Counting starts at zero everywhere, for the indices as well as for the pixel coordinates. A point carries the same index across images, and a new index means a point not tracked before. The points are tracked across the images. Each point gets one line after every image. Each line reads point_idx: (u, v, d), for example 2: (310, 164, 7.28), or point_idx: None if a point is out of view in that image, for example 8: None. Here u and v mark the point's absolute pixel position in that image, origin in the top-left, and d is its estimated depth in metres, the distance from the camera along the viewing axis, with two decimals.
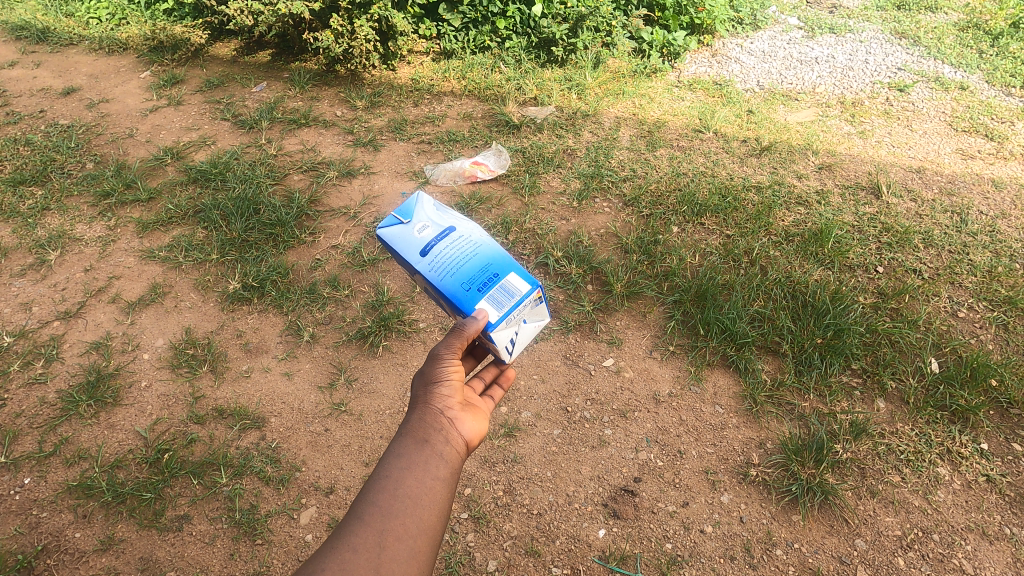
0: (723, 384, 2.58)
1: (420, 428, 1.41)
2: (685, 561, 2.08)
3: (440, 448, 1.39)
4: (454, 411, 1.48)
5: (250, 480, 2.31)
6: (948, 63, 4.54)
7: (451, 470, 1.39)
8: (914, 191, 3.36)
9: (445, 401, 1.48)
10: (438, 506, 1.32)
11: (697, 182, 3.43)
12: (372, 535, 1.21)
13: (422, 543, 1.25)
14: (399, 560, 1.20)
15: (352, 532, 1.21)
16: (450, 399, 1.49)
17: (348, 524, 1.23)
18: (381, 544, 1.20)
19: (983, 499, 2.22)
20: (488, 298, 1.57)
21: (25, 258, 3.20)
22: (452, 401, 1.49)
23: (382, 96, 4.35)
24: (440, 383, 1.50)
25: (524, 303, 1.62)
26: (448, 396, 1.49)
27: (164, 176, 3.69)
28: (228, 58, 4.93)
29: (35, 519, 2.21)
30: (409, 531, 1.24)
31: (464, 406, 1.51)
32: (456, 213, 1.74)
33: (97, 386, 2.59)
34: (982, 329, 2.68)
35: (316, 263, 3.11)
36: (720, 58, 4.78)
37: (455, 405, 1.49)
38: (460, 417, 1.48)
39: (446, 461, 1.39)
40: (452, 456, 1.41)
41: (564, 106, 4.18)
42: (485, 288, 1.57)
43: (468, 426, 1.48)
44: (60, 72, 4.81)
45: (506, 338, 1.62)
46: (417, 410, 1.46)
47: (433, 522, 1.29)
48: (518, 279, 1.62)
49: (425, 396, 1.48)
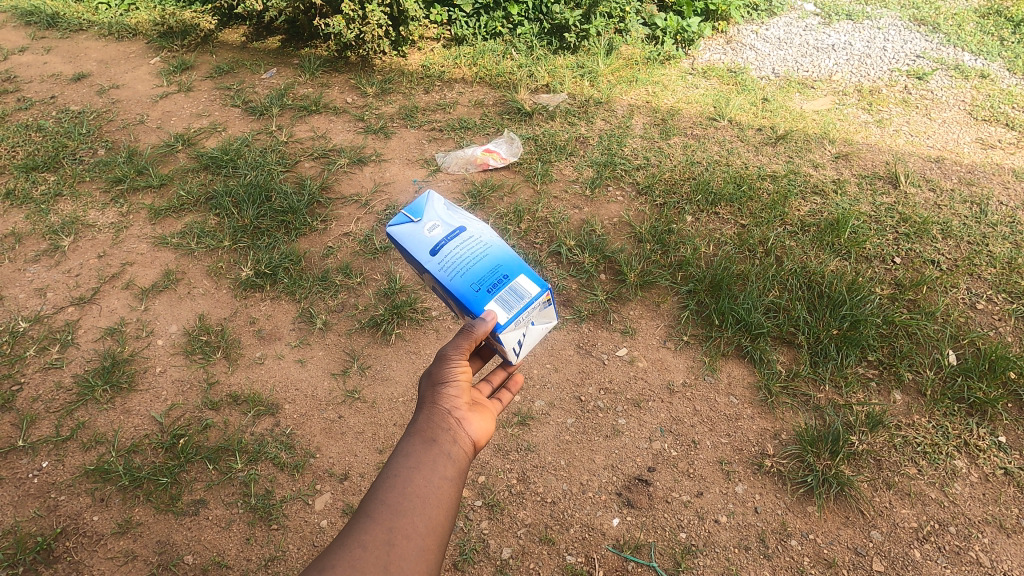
0: (737, 375, 2.57)
1: (428, 429, 1.41)
2: (699, 550, 2.08)
3: (447, 448, 1.38)
4: (461, 412, 1.46)
5: (265, 465, 2.32)
6: (968, 50, 4.46)
7: (459, 470, 1.37)
8: (933, 181, 3.32)
9: (452, 401, 1.46)
10: (447, 505, 1.30)
11: (712, 171, 3.40)
12: (381, 532, 1.20)
13: (431, 540, 1.24)
14: (409, 557, 1.20)
15: (361, 531, 1.20)
16: (458, 399, 1.47)
17: (358, 522, 1.23)
18: (390, 541, 1.20)
19: (1001, 492, 2.21)
20: (497, 299, 1.56)
21: (38, 244, 3.20)
22: (459, 400, 1.47)
23: (393, 82, 4.32)
24: (446, 384, 1.48)
25: (532, 305, 1.62)
26: (456, 396, 1.47)
27: (175, 162, 3.69)
28: (237, 44, 4.90)
29: (54, 502, 2.24)
30: (418, 528, 1.24)
31: (471, 406, 1.49)
32: (466, 214, 1.74)
33: (113, 371, 2.60)
34: (1001, 322, 2.65)
35: (328, 250, 3.10)
36: (735, 45, 4.73)
37: (462, 405, 1.47)
38: (468, 417, 1.46)
39: (454, 461, 1.37)
40: (460, 456, 1.39)
41: (576, 93, 4.15)
42: (495, 288, 1.56)
43: (475, 426, 1.46)
44: (71, 58, 4.80)
45: (514, 339, 1.60)
46: (425, 410, 1.45)
47: (442, 520, 1.28)
48: (527, 282, 1.62)
49: (433, 396, 1.47)
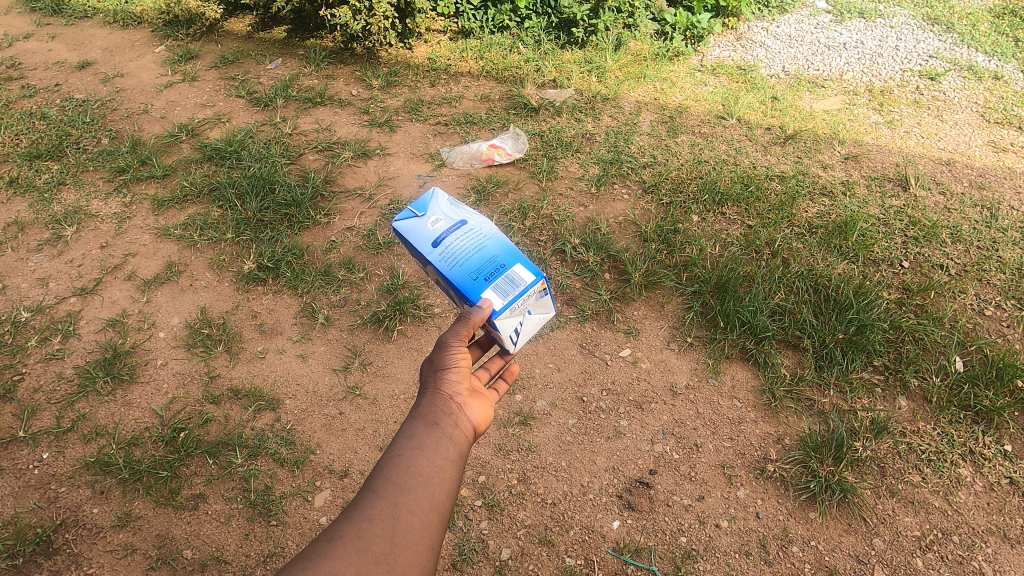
0: (741, 377, 2.55)
1: (431, 412, 1.39)
2: (699, 555, 2.07)
3: (449, 431, 1.36)
4: (462, 397, 1.44)
5: (264, 461, 2.32)
6: (981, 51, 4.41)
7: (460, 453, 1.36)
8: (943, 185, 3.28)
9: (454, 386, 1.45)
10: (449, 485, 1.29)
11: (720, 170, 3.37)
12: (387, 507, 1.19)
13: (435, 517, 1.22)
14: (414, 532, 1.18)
15: (367, 505, 1.18)
16: (459, 384, 1.46)
17: (363, 497, 1.21)
18: (396, 516, 1.18)
19: (1006, 501, 2.19)
20: (494, 287, 1.53)
21: (41, 233, 3.19)
22: (460, 386, 1.46)
23: (398, 75, 4.28)
24: (447, 369, 1.47)
25: (528, 293, 1.59)
26: (457, 382, 1.46)
27: (179, 153, 3.67)
28: (242, 34, 4.87)
29: (54, 494, 2.23)
30: (421, 505, 1.22)
31: (471, 392, 1.47)
32: (470, 209, 1.73)
33: (114, 363, 2.59)
34: (1009, 328, 2.63)
35: (331, 245, 3.08)
36: (745, 42, 4.68)
37: (463, 390, 1.46)
38: (469, 402, 1.44)
39: (456, 443, 1.36)
40: (461, 439, 1.38)
41: (583, 89, 4.11)
42: (492, 277, 1.54)
43: (476, 411, 1.45)
44: (76, 45, 4.77)
45: (510, 326, 1.58)
46: (427, 395, 1.43)
47: (444, 499, 1.26)
48: (523, 270, 1.59)
49: (435, 381, 1.45)
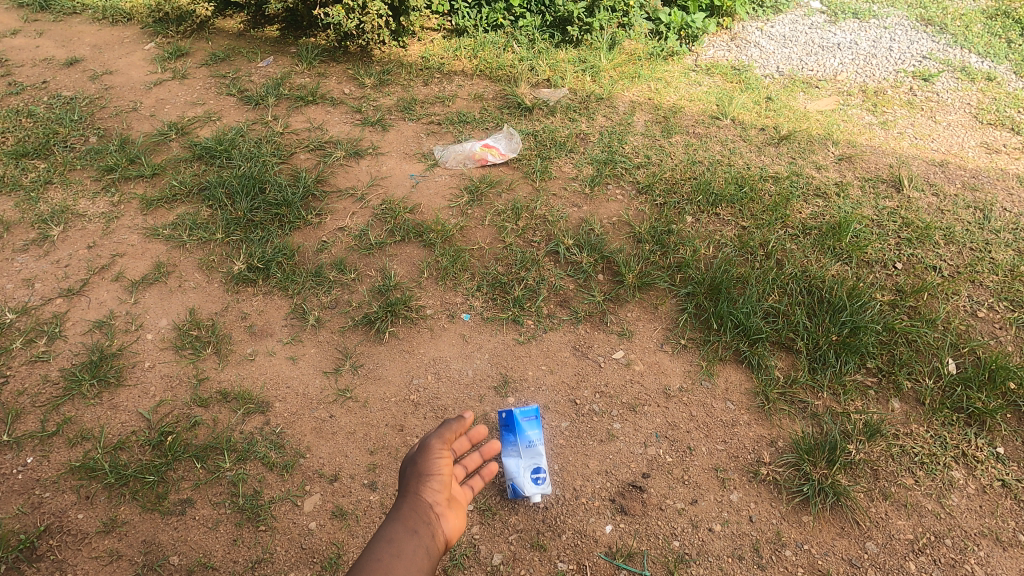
0: (734, 380, 2.54)
1: (412, 515, 1.66)
2: (693, 560, 2.06)
3: (426, 536, 1.62)
4: (439, 507, 1.72)
5: (254, 465, 2.29)
6: (975, 52, 4.41)
7: (436, 555, 1.62)
8: (936, 186, 3.28)
9: (433, 496, 1.73)
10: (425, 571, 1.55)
11: (713, 171, 3.36)
12: None
13: None
14: None
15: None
16: (438, 494, 1.74)
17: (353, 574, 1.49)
18: None
19: (998, 504, 2.19)
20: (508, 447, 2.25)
21: (27, 233, 3.14)
22: (438, 496, 1.73)
23: (391, 74, 4.25)
24: (429, 476, 1.76)
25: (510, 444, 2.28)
26: (436, 492, 1.74)
27: (168, 151, 3.63)
28: (234, 31, 4.82)
29: (38, 499, 2.19)
30: None
31: (448, 503, 1.75)
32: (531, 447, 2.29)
33: (100, 365, 2.55)
34: (1001, 331, 2.63)
35: (323, 245, 3.05)
36: (739, 42, 4.66)
37: (440, 501, 1.73)
38: (445, 513, 1.71)
39: (432, 547, 1.62)
40: (437, 546, 1.64)
41: (577, 88, 4.10)
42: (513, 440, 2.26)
43: (450, 523, 1.71)
44: (64, 42, 4.72)
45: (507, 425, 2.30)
46: (408, 499, 1.72)
47: None
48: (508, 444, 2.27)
49: (417, 487, 1.74)
